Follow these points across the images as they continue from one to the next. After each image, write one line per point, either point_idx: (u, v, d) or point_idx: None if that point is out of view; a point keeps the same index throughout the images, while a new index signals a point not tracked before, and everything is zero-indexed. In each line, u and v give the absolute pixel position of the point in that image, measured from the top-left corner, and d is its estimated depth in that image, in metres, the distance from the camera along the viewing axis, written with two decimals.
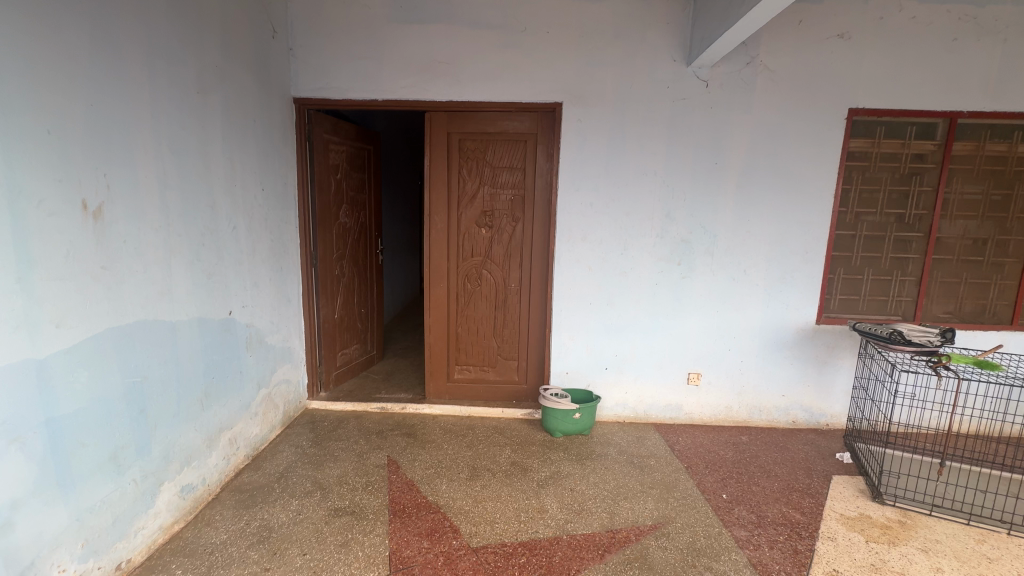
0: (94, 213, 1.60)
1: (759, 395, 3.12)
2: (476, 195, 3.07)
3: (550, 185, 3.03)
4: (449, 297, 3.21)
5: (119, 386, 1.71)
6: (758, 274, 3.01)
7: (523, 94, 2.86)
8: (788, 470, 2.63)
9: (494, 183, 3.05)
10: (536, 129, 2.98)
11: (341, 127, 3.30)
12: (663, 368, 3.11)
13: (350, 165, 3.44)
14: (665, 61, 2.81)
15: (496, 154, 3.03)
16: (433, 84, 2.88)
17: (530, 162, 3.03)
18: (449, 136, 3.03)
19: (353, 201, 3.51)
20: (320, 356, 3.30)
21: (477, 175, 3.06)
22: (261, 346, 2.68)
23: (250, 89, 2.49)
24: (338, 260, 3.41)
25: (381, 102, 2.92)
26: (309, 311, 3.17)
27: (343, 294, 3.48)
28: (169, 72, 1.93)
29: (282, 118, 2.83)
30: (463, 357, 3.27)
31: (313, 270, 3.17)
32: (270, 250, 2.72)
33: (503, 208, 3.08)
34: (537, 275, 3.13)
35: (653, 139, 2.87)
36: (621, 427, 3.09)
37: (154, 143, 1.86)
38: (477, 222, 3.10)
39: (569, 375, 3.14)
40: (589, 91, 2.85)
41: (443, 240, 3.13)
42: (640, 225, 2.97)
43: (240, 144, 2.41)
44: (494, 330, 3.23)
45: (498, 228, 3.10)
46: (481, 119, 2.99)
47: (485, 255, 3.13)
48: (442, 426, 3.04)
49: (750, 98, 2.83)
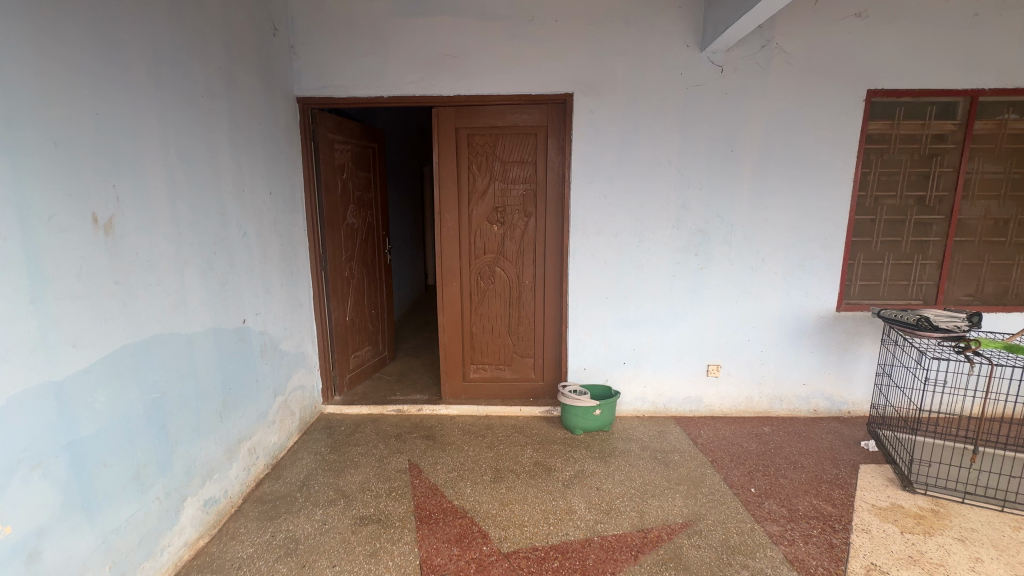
0: (106, 227, 1.54)
1: (779, 385, 3.09)
2: (487, 191, 3.01)
3: (562, 178, 2.96)
4: (462, 296, 3.14)
5: (139, 404, 1.66)
6: (776, 262, 2.95)
7: (532, 86, 2.79)
8: (815, 461, 2.60)
9: (504, 178, 2.99)
10: (546, 121, 2.90)
11: (345, 126, 3.23)
12: (682, 360, 3.07)
13: (355, 165, 3.38)
14: (678, 47, 2.73)
15: (507, 149, 2.96)
16: (440, 78, 2.81)
17: (541, 156, 2.96)
18: (458, 131, 2.95)
19: (359, 201, 3.45)
20: (333, 359, 3.26)
21: (487, 170, 2.99)
22: (276, 353, 2.64)
23: (254, 91, 2.42)
24: (346, 261, 3.35)
25: (387, 99, 2.85)
26: (321, 315, 3.12)
27: (353, 296, 3.43)
28: (174, 76, 1.86)
29: (287, 119, 2.75)
30: (478, 356, 3.23)
31: (323, 273, 3.11)
32: (280, 255, 2.66)
33: (515, 203, 3.02)
34: (551, 271, 3.08)
35: (667, 129, 2.81)
36: (641, 421, 3.06)
37: (162, 151, 1.79)
38: (489, 218, 3.04)
39: (587, 372, 3.09)
40: (600, 81, 2.77)
41: (455, 238, 3.06)
42: (655, 217, 2.91)
43: (248, 149, 2.34)
44: (509, 328, 3.18)
45: (510, 224, 3.04)
46: (490, 112, 2.91)
47: (498, 252, 3.07)
48: (460, 427, 3.01)
49: (767, 82, 2.75)
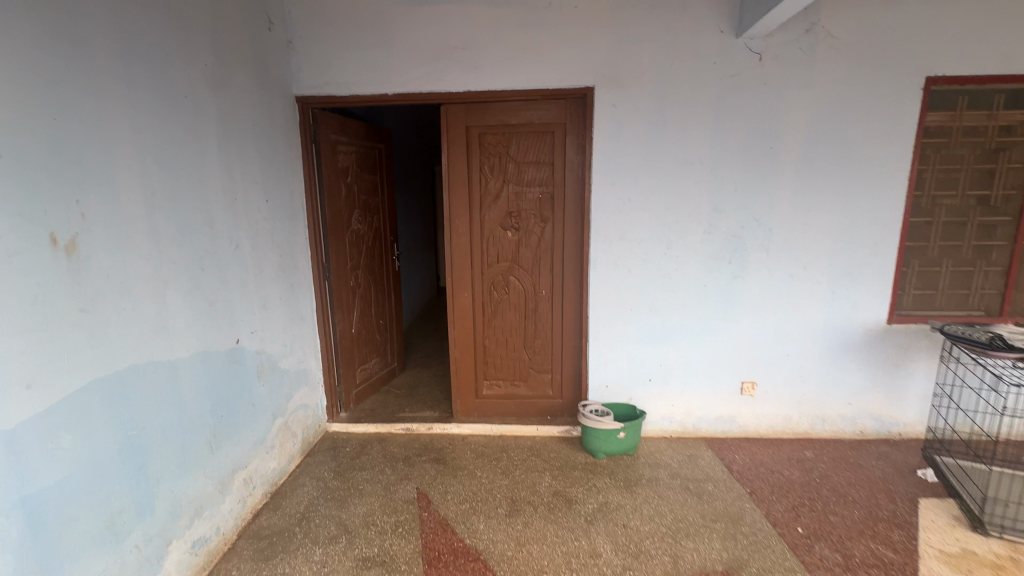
0: (67, 247, 1.35)
1: (821, 404, 2.82)
2: (500, 195, 2.78)
3: (582, 179, 2.72)
4: (474, 308, 2.93)
5: (112, 444, 1.49)
6: (820, 270, 2.67)
7: (549, 80, 2.55)
8: (867, 493, 2.33)
9: (519, 180, 2.76)
10: (564, 118, 2.66)
11: (349, 126, 3.04)
12: (713, 377, 2.82)
13: (360, 168, 3.18)
14: (711, 33, 2.46)
15: (521, 149, 2.73)
16: (448, 73, 2.59)
17: (558, 156, 2.72)
18: (469, 130, 2.73)
19: (365, 206, 3.25)
20: (338, 374, 3.07)
21: (500, 172, 2.76)
22: (275, 372, 2.45)
23: (248, 90, 2.22)
24: (352, 270, 3.16)
25: (392, 97, 2.64)
26: (324, 328, 2.94)
27: (359, 307, 3.24)
28: (151, 74, 1.67)
29: (285, 119, 2.56)
30: (492, 371, 3.01)
31: (326, 283, 2.92)
32: (278, 266, 2.48)
33: (531, 207, 2.79)
34: (570, 280, 2.85)
35: (698, 124, 2.55)
36: (668, 443, 2.82)
37: (138, 159, 1.60)
38: (502, 224, 2.81)
39: (609, 389, 2.86)
40: (624, 73, 2.52)
41: (466, 245, 2.84)
42: (685, 222, 2.65)
43: (240, 153, 2.15)
44: (524, 341, 2.95)
45: (526, 230, 2.81)
46: (503, 109, 2.68)
47: (512, 260, 2.85)
48: (473, 448, 2.80)
49: (810, 70, 2.47)
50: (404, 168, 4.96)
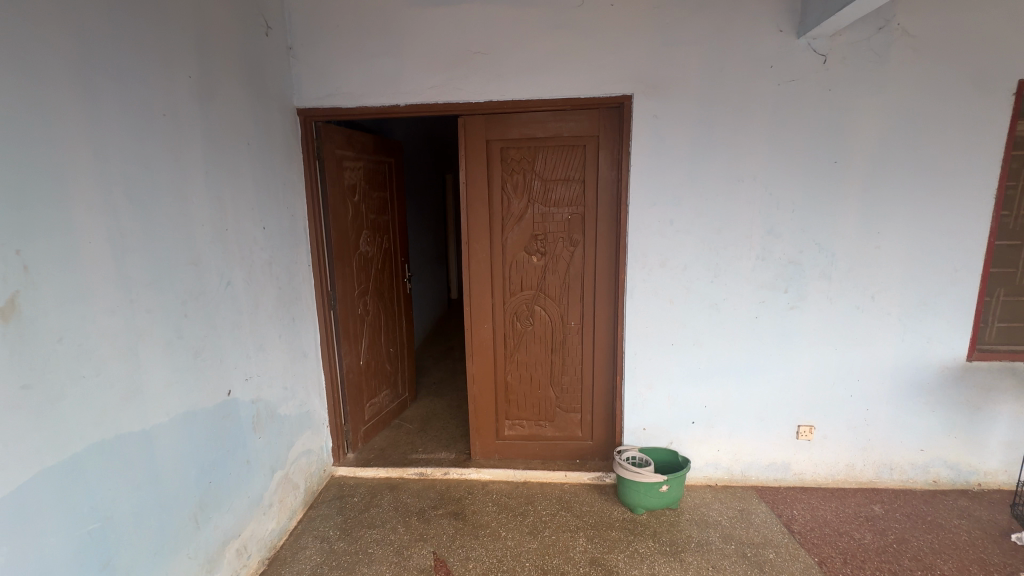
0: (4, 312, 1.08)
1: (888, 450, 2.49)
2: (524, 216, 2.49)
3: (616, 198, 2.42)
4: (495, 340, 2.63)
5: (67, 546, 1.21)
6: (890, 300, 2.35)
7: (581, 87, 2.25)
8: (958, 566, 2.00)
9: (545, 199, 2.46)
10: (597, 130, 2.37)
11: (355, 140, 2.77)
12: (765, 419, 2.50)
13: (368, 185, 2.91)
14: (767, 33, 2.15)
15: (548, 165, 2.43)
16: (467, 81, 2.30)
17: (590, 172, 2.42)
18: (489, 144, 2.44)
19: (373, 226, 2.98)
20: (345, 412, 2.79)
21: (524, 191, 2.47)
22: (274, 420, 2.18)
23: (241, 104, 1.95)
24: (359, 296, 2.88)
25: (404, 108, 2.36)
26: (329, 363, 2.66)
27: (367, 336, 2.96)
28: (121, 90, 1.40)
29: (285, 135, 2.29)
30: (514, 410, 2.72)
31: (331, 313, 2.65)
32: (277, 300, 2.20)
33: (559, 230, 2.49)
34: (603, 310, 2.55)
35: (751, 137, 2.24)
36: (715, 493, 2.50)
37: (103, 193, 1.33)
38: (526, 249, 2.52)
39: (647, 433, 2.55)
40: (667, 79, 2.21)
41: (486, 272, 2.55)
42: (735, 246, 2.34)
43: (231, 177, 1.88)
44: (551, 377, 2.65)
45: (553, 255, 2.51)
46: (527, 121, 2.39)
47: (538, 288, 2.55)
48: (494, 499, 2.50)
49: (882, 74, 2.15)
50: (413, 180, 4.69)
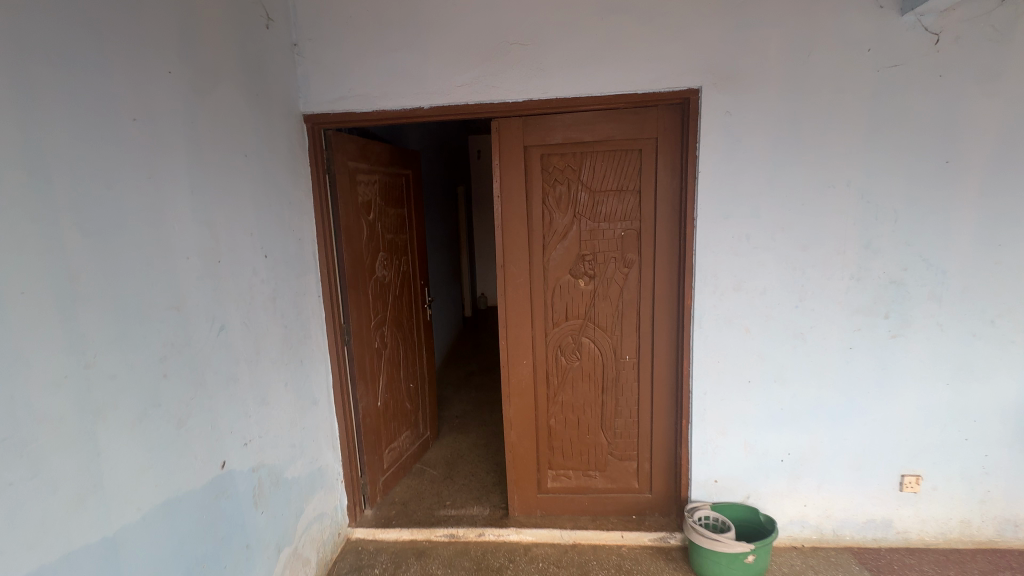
0: None
1: (1013, 503, 2.07)
2: (569, 233, 2.13)
3: (678, 210, 2.05)
4: (535, 379, 2.26)
5: None
6: (1014, 326, 1.95)
7: (639, 81, 1.91)
8: None
9: (593, 213, 2.10)
10: (655, 131, 2.01)
11: (370, 151, 2.44)
12: (860, 468, 2.10)
13: (384, 201, 2.58)
14: (863, 9, 1.80)
15: (597, 174, 2.08)
16: (503, 77, 1.96)
17: (646, 180, 2.06)
18: (527, 151, 2.09)
19: (390, 247, 2.63)
20: (361, 463, 2.41)
21: (568, 204, 2.11)
22: (279, 487, 1.80)
23: (237, 108, 1.61)
24: (376, 327, 2.52)
25: (429, 111, 2.01)
26: (343, 407, 2.29)
27: (385, 372, 2.59)
28: (74, 88, 1.06)
29: (290, 146, 1.95)
30: (558, 459, 2.33)
31: (344, 350, 2.28)
32: (282, 341, 1.84)
33: (609, 248, 2.13)
34: (663, 341, 2.17)
35: (844, 134, 1.87)
36: (805, 558, 2.10)
37: (43, 224, 0.98)
38: (571, 272, 2.16)
39: (719, 485, 2.15)
40: (742, 68, 1.86)
41: (525, 299, 2.18)
42: (824, 265, 1.97)
43: (226, 196, 1.53)
44: (602, 420, 2.27)
45: (603, 278, 2.15)
46: (572, 122, 2.04)
47: (585, 317, 2.18)
48: (541, 569, 2.10)
49: (1005, 55, 1.78)
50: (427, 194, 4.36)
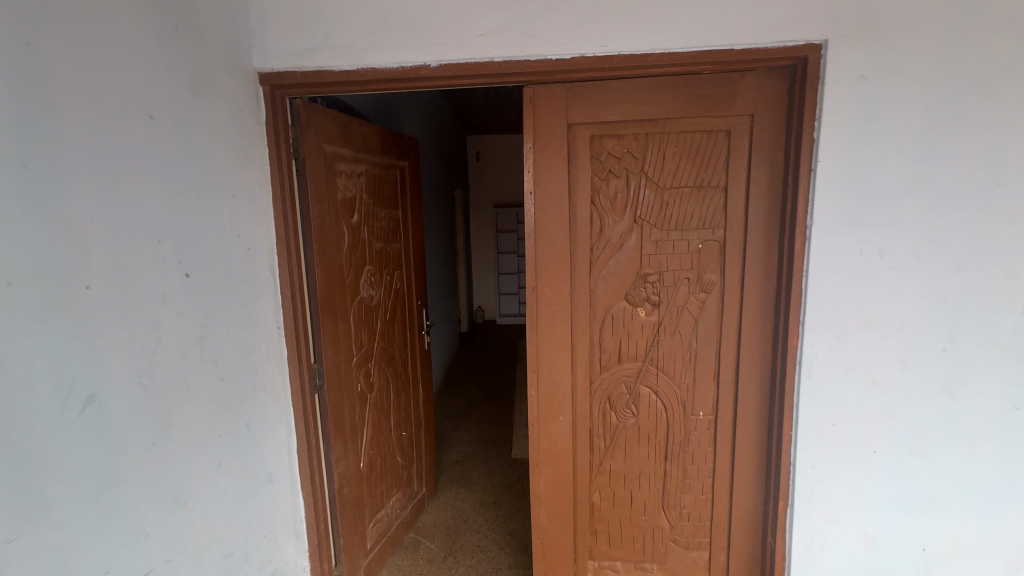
0: None
1: None
2: (626, 245, 1.56)
3: (779, 215, 1.49)
4: (575, 441, 1.67)
5: None
6: None
7: (737, 33, 1.35)
8: None
9: (661, 218, 1.54)
10: (748, 106, 1.46)
11: (353, 133, 1.85)
12: None
13: (371, 199, 1.99)
14: None
15: (666, 164, 1.51)
16: (544, 25, 1.39)
17: (735, 173, 1.50)
18: (571, 131, 1.52)
19: (379, 260, 2.04)
20: (337, 549, 1.79)
21: (626, 205, 1.54)
22: None
23: (138, 44, 1.02)
24: (359, 365, 1.91)
25: (437, 72, 1.43)
26: (313, 478, 1.67)
27: (370, 422, 1.99)
28: None
29: (236, 115, 1.36)
30: (603, 546, 1.74)
31: (314, 399, 1.68)
32: (216, 402, 1.23)
33: (680, 266, 1.56)
34: (749, 392, 1.60)
35: None
36: None
37: None
38: (627, 297, 1.59)
39: None
40: (884, 15, 1.31)
41: (564, 334, 1.60)
42: (987, 294, 1.41)
43: (108, 181, 0.94)
44: (663, 496, 1.68)
45: (671, 307, 1.58)
46: (635, 93, 1.48)
47: (645, 360, 1.61)
48: None
49: None
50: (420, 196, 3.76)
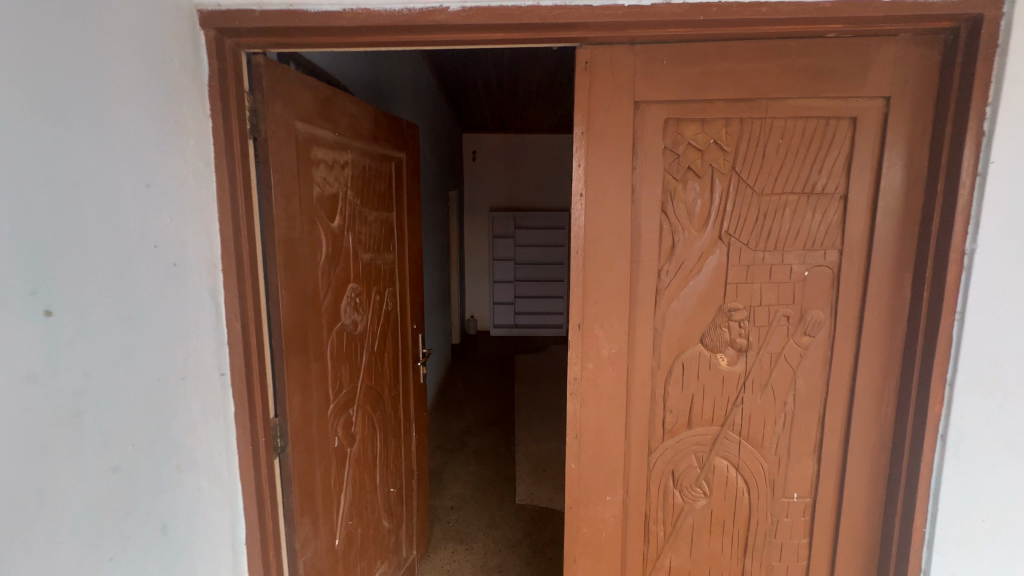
0: None
1: None
2: (705, 270, 1.15)
3: (917, 236, 1.10)
4: (625, 530, 1.25)
5: None
6: None
7: None
8: None
9: (755, 235, 1.13)
10: (884, 84, 1.06)
11: (337, 111, 1.41)
12: None
13: (357, 198, 1.55)
14: None
15: (765, 162, 1.11)
16: None
17: (859, 178, 1.10)
18: (639, 112, 1.11)
19: (366, 276, 1.60)
20: None
21: (708, 216, 1.13)
22: None
23: None
24: (337, 413, 1.47)
25: (455, 20, 1.01)
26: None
27: (349, 485, 1.54)
28: None
29: (158, 68, 0.92)
30: None
31: (272, 468, 1.23)
32: (104, 510, 0.79)
33: (778, 300, 1.15)
34: (861, 472, 1.20)
35: None
36: None
37: None
38: (703, 340, 1.18)
39: None
40: None
41: (617, 388, 1.18)
42: None
43: None
44: None
45: (762, 354, 1.17)
46: (730, 62, 1.07)
47: (723, 424, 1.20)
48: None
49: None
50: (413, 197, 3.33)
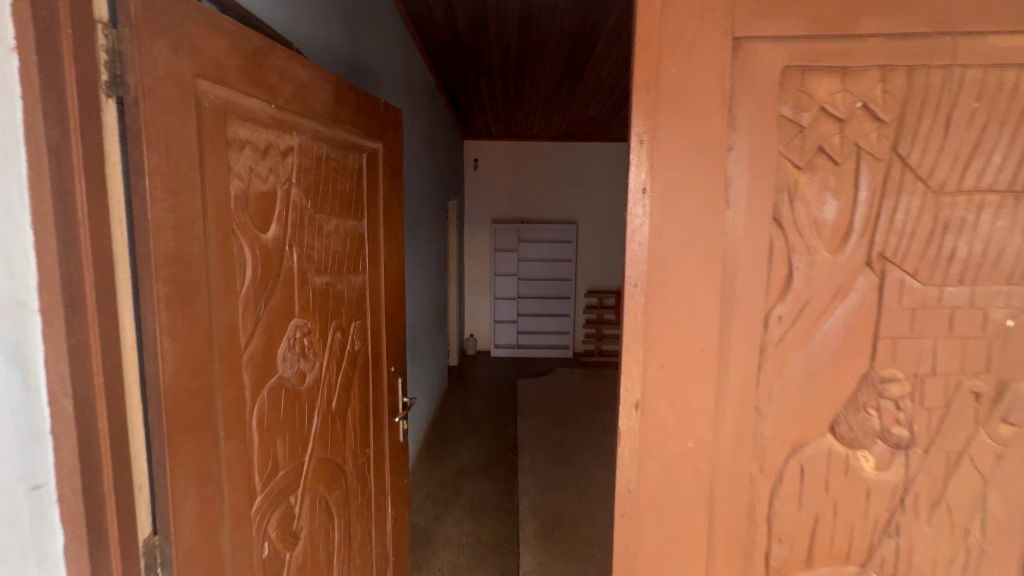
0: None
1: None
2: (841, 316, 0.71)
3: None
4: None
5: None
6: None
7: None
8: None
9: (927, 263, 0.69)
10: None
11: (274, 73, 0.99)
12: None
13: (306, 199, 1.11)
14: None
15: (949, 140, 0.67)
16: None
17: None
18: (739, 55, 0.67)
19: (319, 307, 1.16)
20: None
21: (849, 228, 0.69)
22: None
23: None
24: (267, 507, 1.02)
25: None
26: None
27: None
28: None
29: None
30: None
31: None
32: None
33: (964, 367, 0.70)
34: None
35: None
36: None
37: None
38: (835, 428, 0.73)
39: None
40: None
41: (695, 505, 0.73)
42: None
43: None
44: None
45: (932, 453, 0.72)
46: None
47: (867, 564, 0.74)
48: None
49: None
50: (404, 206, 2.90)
